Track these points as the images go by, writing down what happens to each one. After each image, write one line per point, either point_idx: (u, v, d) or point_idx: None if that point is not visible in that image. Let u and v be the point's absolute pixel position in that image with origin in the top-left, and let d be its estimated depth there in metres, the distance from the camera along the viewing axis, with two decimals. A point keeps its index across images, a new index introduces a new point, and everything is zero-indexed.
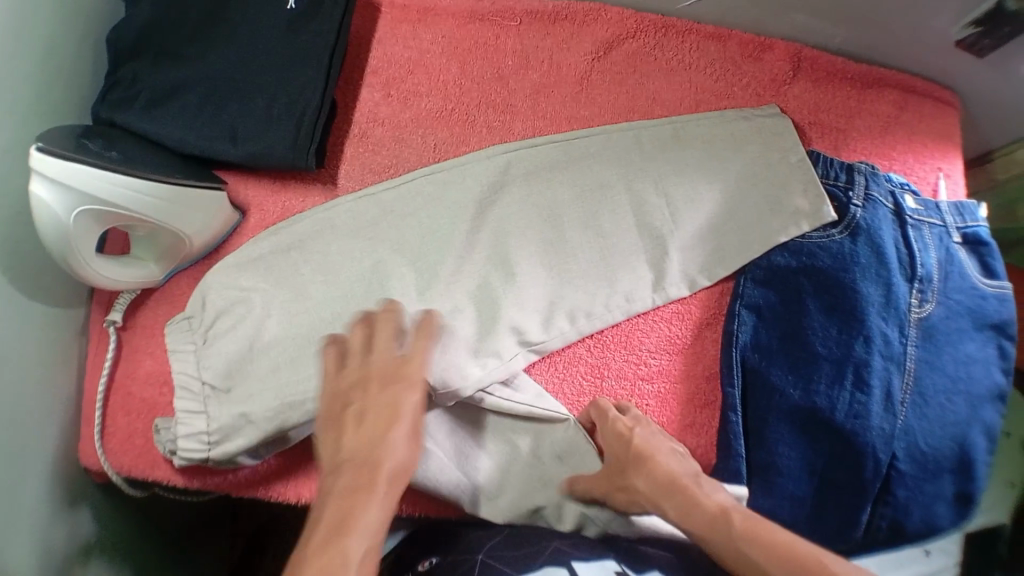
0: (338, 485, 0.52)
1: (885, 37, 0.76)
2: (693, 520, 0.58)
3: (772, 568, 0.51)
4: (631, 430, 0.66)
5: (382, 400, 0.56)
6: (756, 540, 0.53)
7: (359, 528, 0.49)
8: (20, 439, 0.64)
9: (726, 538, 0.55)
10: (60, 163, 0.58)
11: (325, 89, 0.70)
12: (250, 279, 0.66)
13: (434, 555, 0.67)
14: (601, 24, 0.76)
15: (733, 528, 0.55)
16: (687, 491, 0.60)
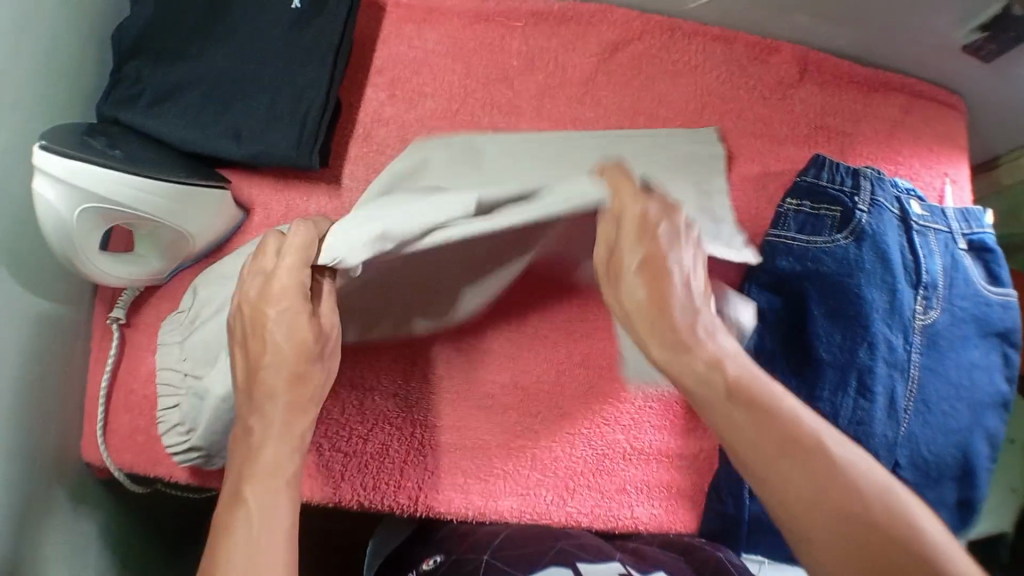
0: (261, 430, 0.51)
1: (892, 41, 0.75)
2: (679, 367, 0.50)
3: (769, 447, 0.45)
4: (644, 212, 0.50)
5: (259, 325, 0.51)
6: (758, 416, 0.46)
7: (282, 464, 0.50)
8: (25, 436, 0.65)
9: (726, 394, 0.48)
10: (64, 162, 0.58)
11: (329, 89, 0.69)
12: (233, 270, 0.65)
13: (437, 555, 0.67)
14: (606, 26, 0.75)
15: (732, 394, 0.48)
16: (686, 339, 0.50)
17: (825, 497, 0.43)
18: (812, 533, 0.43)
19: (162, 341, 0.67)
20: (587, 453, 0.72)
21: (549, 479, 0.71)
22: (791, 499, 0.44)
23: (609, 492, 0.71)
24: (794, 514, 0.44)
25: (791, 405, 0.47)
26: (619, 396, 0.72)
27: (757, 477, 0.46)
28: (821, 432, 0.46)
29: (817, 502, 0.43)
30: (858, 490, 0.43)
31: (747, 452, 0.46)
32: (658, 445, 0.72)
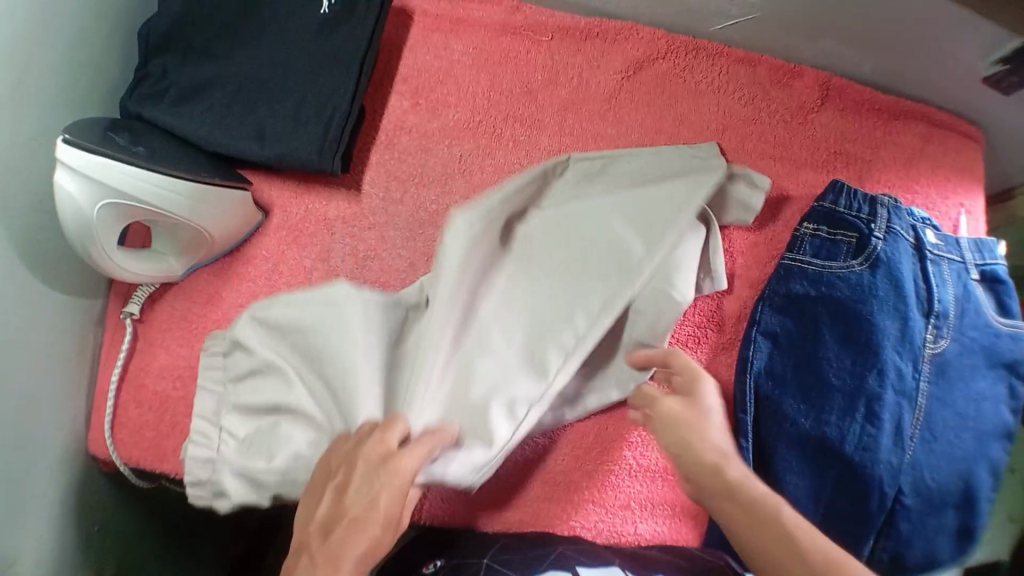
0: (317, 572, 0.49)
1: (913, 70, 0.76)
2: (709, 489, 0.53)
3: (798, 575, 0.44)
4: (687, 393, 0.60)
5: (366, 491, 0.51)
6: (784, 541, 0.46)
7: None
8: (32, 424, 0.65)
9: (771, 521, 0.48)
10: (87, 156, 0.58)
11: (354, 94, 0.69)
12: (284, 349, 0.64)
13: (440, 558, 0.67)
14: (632, 43, 0.76)
15: (763, 521, 0.48)
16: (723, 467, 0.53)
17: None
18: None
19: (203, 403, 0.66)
20: (595, 467, 0.71)
21: (554, 492, 0.70)
22: None
23: (614, 507, 0.70)
24: None
25: (817, 533, 0.46)
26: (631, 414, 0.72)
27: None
28: (845, 554, 0.45)
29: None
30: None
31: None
32: (666, 462, 0.71)
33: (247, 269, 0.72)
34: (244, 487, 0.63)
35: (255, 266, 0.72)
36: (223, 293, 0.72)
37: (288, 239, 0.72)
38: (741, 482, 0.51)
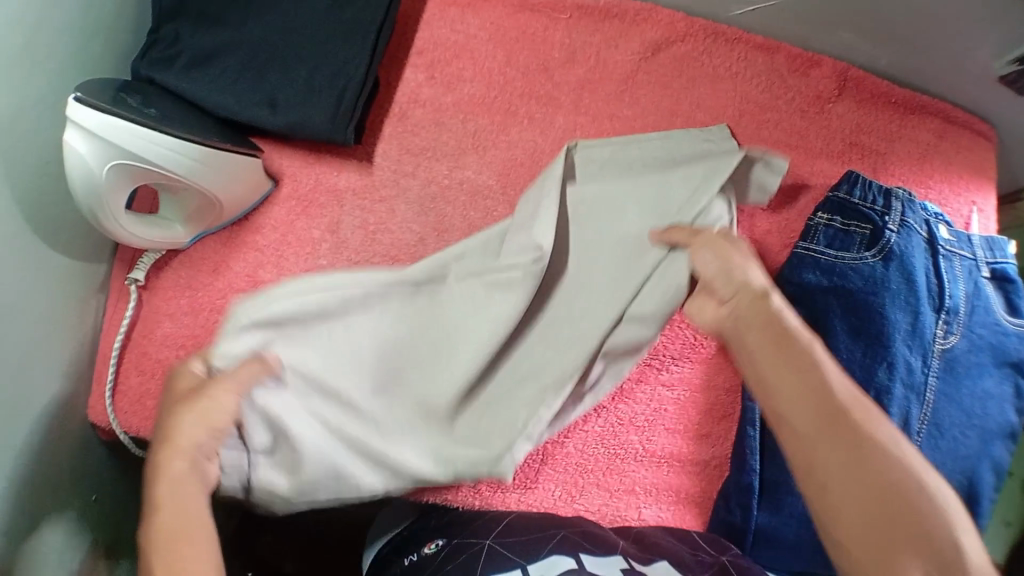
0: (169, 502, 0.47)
1: (929, 64, 0.75)
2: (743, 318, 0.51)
3: (807, 414, 0.46)
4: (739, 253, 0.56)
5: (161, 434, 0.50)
6: (805, 379, 0.47)
7: (189, 529, 0.46)
8: (30, 389, 0.63)
9: (779, 352, 0.48)
10: (97, 116, 0.57)
11: (367, 68, 0.68)
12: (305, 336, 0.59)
13: (441, 538, 0.66)
14: (650, 25, 0.75)
15: (786, 354, 0.48)
16: (759, 299, 0.52)
17: (856, 460, 0.43)
18: (829, 484, 0.43)
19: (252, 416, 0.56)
20: (599, 451, 0.70)
21: (558, 473, 0.70)
22: (827, 484, 0.43)
23: (618, 492, 0.70)
24: (838, 496, 0.43)
25: (835, 372, 0.47)
26: (635, 396, 0.71)
27: (787, 429, 0.46)
28: (859, 400, 0.46)
29: (848, 466, 0.43)
30: (892, 458, 0.43)
31: (794, 419, 0.46)
32: (670, 448, 0.71)
33: (255, 239, 0.71)
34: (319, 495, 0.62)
35: (261, 237, 0.71)
36: (229, 262, 0.71)
37: (297, 209, 0.71)
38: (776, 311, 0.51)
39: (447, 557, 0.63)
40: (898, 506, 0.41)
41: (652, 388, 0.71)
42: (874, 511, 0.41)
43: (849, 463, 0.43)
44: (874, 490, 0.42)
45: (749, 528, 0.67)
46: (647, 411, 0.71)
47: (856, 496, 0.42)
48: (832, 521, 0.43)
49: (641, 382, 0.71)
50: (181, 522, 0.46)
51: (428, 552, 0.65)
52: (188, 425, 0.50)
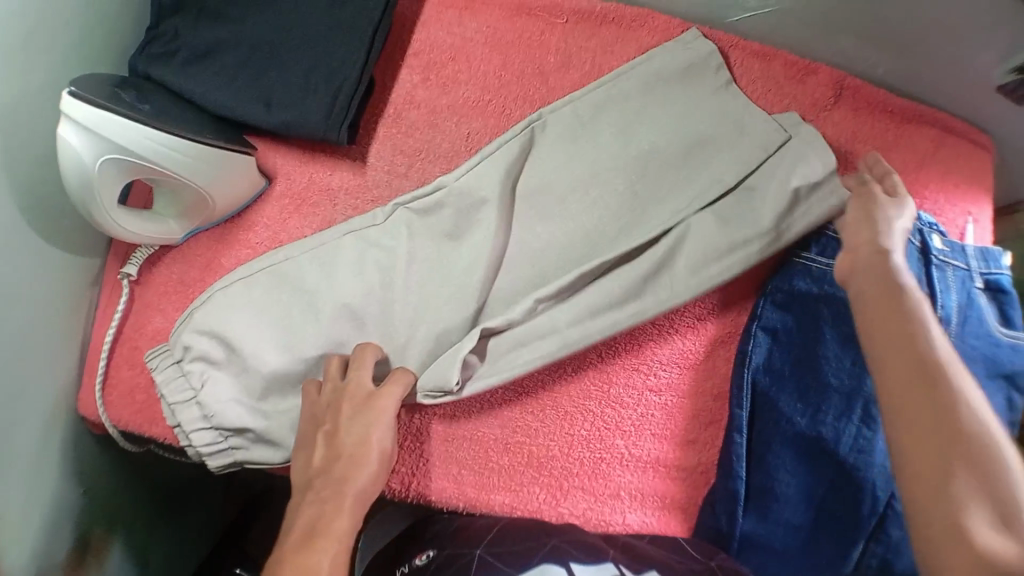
0: (322, 508, 0.53)
1: (926, 73, 0.75)
2: (858, 268, 0.55)
3: (904, 363, 0.46)
4: (886, 224, 0.59)
5: (355, 430, 0.57)
6: (902, 331, 0.48)
7: (335, 533, 0.51)
8: (22, 378, 0.64)
9: (883, 306, 0.50)
10: (91, 110, 0.57)
11: (362, 66, 0.68)
12: (323, 291, 0.67)
13: (433, 547, 0.65)
14: (647, 31, 0.75)
15: (886, 305, 0.50)
16: (888, 271, 0.53)
17: (936, 404, 0.43)
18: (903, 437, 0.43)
19: (186, 338, 0.65)
20: (585, 455, 0.70)
21: (543, 477, 0.69)
22: (908, 440, 0.43)
23: (603, 496, 0.69)
24: (911, 450, 0.42)
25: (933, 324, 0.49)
26: (622, 401, 0.71)
27: (882, 377, 0.46)
28: (957, 362, 0.46)
29: (927, 426, 0.43)
30: (981, 422, 0.42)
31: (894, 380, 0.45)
32: (656, 453, 0.70)
33: (247, 237, 0.71)
34: (262, 449, 0.65)
35: (255, 233, 0.71)
36: (221, 259, 0.71)
37: (290, 207, 0.71)
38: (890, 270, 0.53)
39: (438, 566, 0.62)
40: (971, 465, 0.40)
41: (640, 392, 0.71)
42: (940, 450, 0.41)
43: (935, 407, 0.43)
44: (947, 426, 0.42)
45: (735, 535, 0.67)
46: (635, 415, 0.71)
47: (921, 445, 0.42)
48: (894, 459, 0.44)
49: (629, 387, 0.71)
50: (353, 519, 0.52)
51: (419, 563, 0.63)
52: (375, 437, 0.56)
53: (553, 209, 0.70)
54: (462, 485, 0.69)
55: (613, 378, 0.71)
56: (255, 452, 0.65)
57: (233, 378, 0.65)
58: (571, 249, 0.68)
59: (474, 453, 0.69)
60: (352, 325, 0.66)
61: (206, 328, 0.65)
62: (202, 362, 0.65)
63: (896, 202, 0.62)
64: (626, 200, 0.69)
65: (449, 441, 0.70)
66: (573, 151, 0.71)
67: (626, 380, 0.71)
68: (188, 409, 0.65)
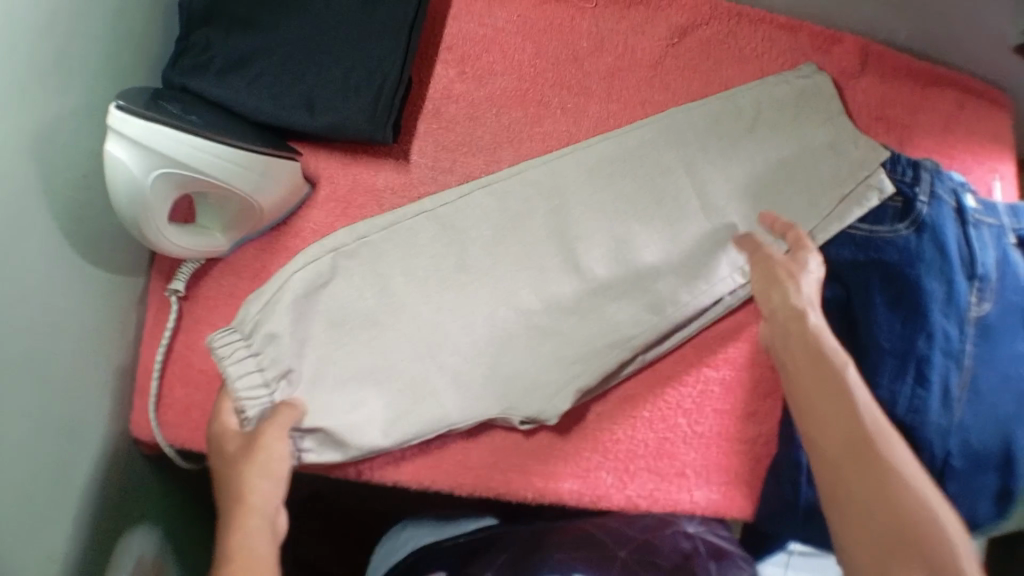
0: (232, 545, 0.51)
1: (945, 35, 0.77)
2: (779, 334, 0.59)
3: (838, 444, 0.50)
4: (794, 279, 0.62)
5: (240, 467, 0.55)
6: (843, 405, 0.51)
7: (254, 558, 0.50)
8: (80, 406, 0.62)
9: (826, 382, 0.53)
10: (144, 124, 0.55)
11: (403, 65, 0.68)
12: (413, 298, 0.66)
13: (443, 569, 0.68)
14: (676, 9, 0.77)
15: (820, 382, 0.53)
16: (809, 336, 0.56)
17: (886, 503, 0.46)
18: (850, 514, 0.47)
19: (270, 322, 0.61)
20: (649, 436, 0.70)
21: (609, 460, 0.69)
22: (850, 513, 0.47)
23: (668, 475, 0.69)
24: (858, 531, 0.46)
25: (866, 401, 0.52)
26: (682, 380, 0.71)
27: (821, 458, 0.51)
28: (890, 441, 0.50)
29: (870, 501, 0.47)
30: (917, 507, 0.46)
31: (834, 456, 0.50)
32: (717, 428, 0.71)
33: (296, 243, 0.70)
34: (331, 448, 0.63)
35: (303, 239, 0.70)
36: (271, 268, 0.70)
37: (336, 211, 0.70)
38: (812, 333, 0.57)
39: None
40: (912, 548, 0.44)
41: (697, 368, 0.72)
42: (884, 541, 0.45)
43: (875, 490, 0.47)
44: (891, 518, 0.46)
45: (801, 504, 0.67)
46: (694, 391, 0.71)
47: (874, 533, 0.46)
48: (842, 532, 0.47)
49: (687, 365, 0.72)
50: (258, 565, 0.49)
51: None
52: (267, 484, 0.55)
53: (600, 188, 0.70)
54: (528, 477, 0.67)
55: (673, 361, 0.72)
56: (319, 450, 0.63)
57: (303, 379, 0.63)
58: (612, 226, 0.70)
59: (539, 446, 0.69)
60: (428, 350, 0.66)
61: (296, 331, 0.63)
62: (283, 351, 0.62)
63: (798, 259, 0.64)
64: (672, 184, 0.71)
65: (511, 434, 0.69)
66: (619, 149, 0.72)
67: (685, 359, 0.72)
68: (251, 391, 0.60)
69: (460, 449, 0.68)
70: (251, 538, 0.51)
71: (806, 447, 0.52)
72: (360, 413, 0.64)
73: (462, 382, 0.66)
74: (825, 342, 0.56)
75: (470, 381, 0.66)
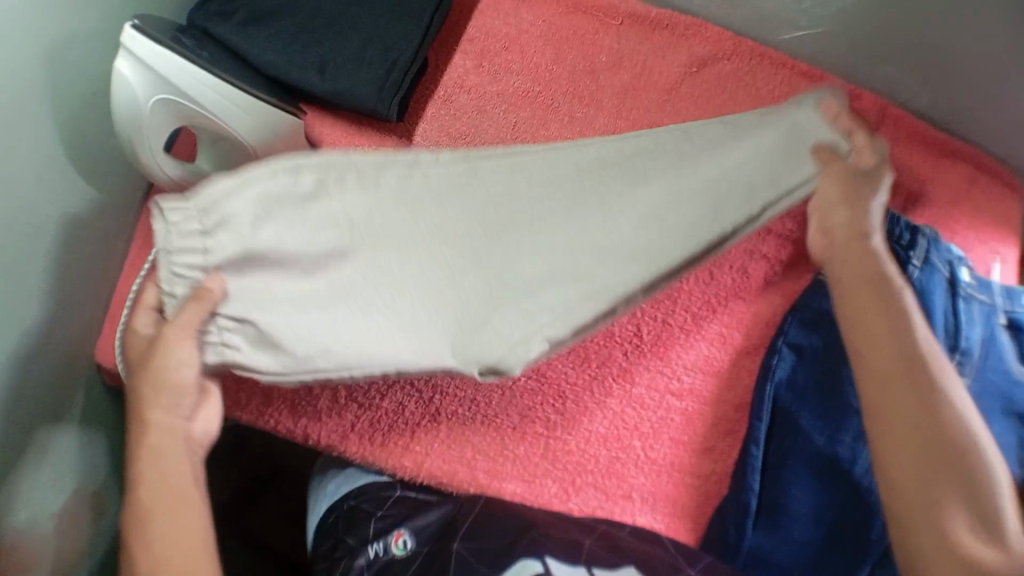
0: (155, 470, 0.51)
1: (964, 107, 0.77)
2: (835, 252, 0.58)
3: (883, 361, 0.51)
4: (859, 197, 0.58)
5: (149, 382, 0.52)
6: (890, 322, 0.52)
7: (180, 492, 0.51)
8: (48, 317, 0.63)
9: (877, 300, 0.53)
10: (152, 47, 0.58)
11: (418, 46, 0.69)
12: None
13: (410, 534, 0.66)
14: (698, 40, 0.76)
15: (873, 299, 0.54)
16: (866, 257, 0.55)
17: (928, 421, 0.49)
18: (890, 429, 0.50)
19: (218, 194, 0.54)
20: (601, 453, 0.69)
21: (557, 470, 0.68)
22: (887, 426, 0.50)
23: (615, 496, 0.68)
24: (896, 446, 0.49)
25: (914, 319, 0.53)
26: (643, 402, 0.70)
27: (864, 369, 0.52)
28: (934, 359, 0.51)
29: (915, 420, 0.49)
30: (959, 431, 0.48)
31: (876, 374, 0.51)
32: (671, 458, 0.70)
33: None
34: (262, 353, 0.56)
35: None
36: None
37: None
38: (871, 250, 0.56)
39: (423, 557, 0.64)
40: (960, 470, 0.47)
41: (661, 395, 0.71)
42: (924, 453, 0.48)
43: (915, 409, 0.49)
44: (934, 437, 0.48)
45: (742, 547, 0.66)
46: (655, 416, 0.70)
47: (915, 451, 0.48)
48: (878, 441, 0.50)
49: (651, 390, 0.71)
50: (174, 497, 0.51)
51: (398, 555, 0.65)
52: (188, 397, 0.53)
53: None
54: (473, 473, 0.68)
55: (639, 384, 0.71)
56: (249, 355, 0.55)
57: (254, 271, 0.55)
58: None
59: (489, 442, 0.69)
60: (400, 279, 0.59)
61: (245, 218, 0.54)
62: (229, 231, 0.54)
63: (875, 178, 0.59)
64: None
65: (466, 425, 0.69)
66: None
67: (649, 383, 0.71)
68: (188, 261, 0.54)
69: (411, 431, 0.69)
70: (174, 468, 0.52)
71: (850, 356, 0.53)
72: (319, 323, 0.57)
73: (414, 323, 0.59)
74: (879, 260, 0.55)
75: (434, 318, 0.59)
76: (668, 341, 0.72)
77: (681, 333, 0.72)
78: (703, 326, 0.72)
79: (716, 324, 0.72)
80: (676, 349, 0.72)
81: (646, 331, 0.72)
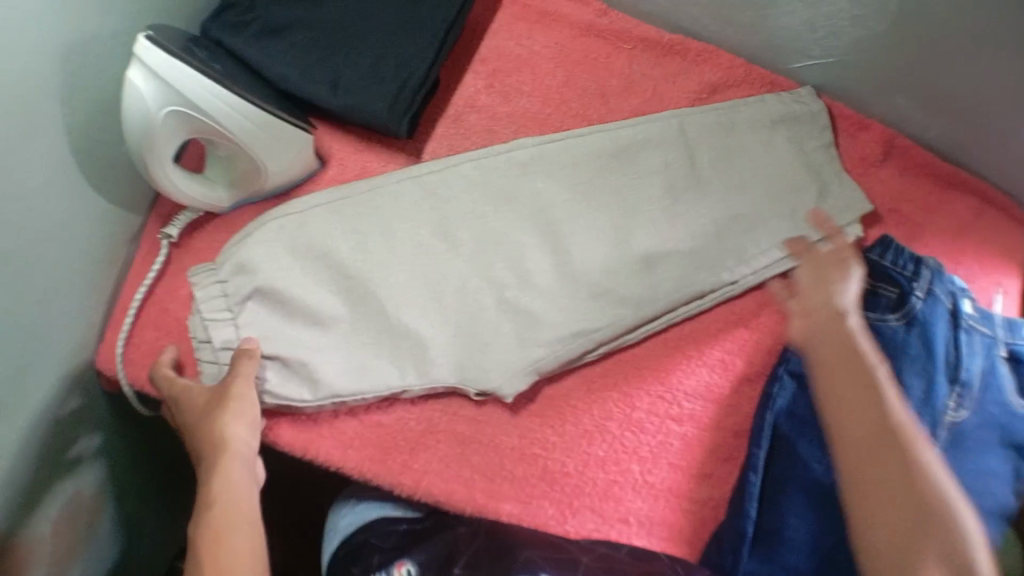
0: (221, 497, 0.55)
1: (970, 142, 0.77)
2: (819, 329, 0.57)
3: (861, 432, 0.52)
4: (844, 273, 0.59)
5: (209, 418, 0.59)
6: (868, 397, 0.52)
7: (239, 518, 0.54)
8: (54, 322, 0.64)
9: (856, 371, 0.54)
10: (165, 58, 0.57)
11: (432, 64, 0.70)
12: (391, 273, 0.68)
13: (411, 562, 0.67)
14: (711, 67, 0.79)
15: (852, 373, 0.54)
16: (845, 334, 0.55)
17: (909, 487, 0.49)
18: (873, 496, 0.50)
19: (243, 256, 0.66)
20: (599, 476, 0.68)
21: (555, 492, 0.68)
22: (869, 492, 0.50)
23: (611, 519, 0.67)
24: (879, 511, 0.49)
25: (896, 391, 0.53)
26: (642, 426, 0.70)
27: (841, 439, 0.53)
28: (914, 427, 0.52)
29: (898, 487, 0.49)
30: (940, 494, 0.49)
31: (855, 444, 0.52)
32: (669, 482, 0.69)
33: None
34: (290, 383, 0.66)
35: None
36: None
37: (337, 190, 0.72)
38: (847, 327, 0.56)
39: None
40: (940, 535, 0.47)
41: (662, 420, 0.71)
42: (908, 518, 0.48)
43: (897, 477, 0.50)
44: (915, 501, 0.49)
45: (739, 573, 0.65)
46: (654, 440, 0.70)
47: (896, 517, 0.49)
48: (860, 510, 0.51)
49: (651, 414, 0.71)
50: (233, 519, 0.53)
51: None
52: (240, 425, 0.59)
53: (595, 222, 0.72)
54: (470, 490, 0.67)
55: (638, 409, 0.71)
56: (278, 383, 0.66)
57: (289, 316, 0.67)
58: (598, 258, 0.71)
59: (489, 461, 0.68)
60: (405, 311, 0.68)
61: (266, 286, 0.66)
62: (257, 292, 0.66)
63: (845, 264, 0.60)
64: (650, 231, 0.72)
65: (465, 444, 0.69)
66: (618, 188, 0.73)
67: (649, 408, 0.71)
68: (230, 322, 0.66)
69: (410, 447, 0.68)
70: (238, 500, 0.55)
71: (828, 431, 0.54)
72: (340, 347, 0.67)
73: (426, 334, 0.68)
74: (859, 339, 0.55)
75: (442, 341, 0.68)
76: (669, 368, 0.72)
77: (682, 359, 0.72)
78: (703, 353, 0.73)
79: (715, 354, 0.73)
80: (677, 374, 0.72)
81: (647, 358, 0.72)
